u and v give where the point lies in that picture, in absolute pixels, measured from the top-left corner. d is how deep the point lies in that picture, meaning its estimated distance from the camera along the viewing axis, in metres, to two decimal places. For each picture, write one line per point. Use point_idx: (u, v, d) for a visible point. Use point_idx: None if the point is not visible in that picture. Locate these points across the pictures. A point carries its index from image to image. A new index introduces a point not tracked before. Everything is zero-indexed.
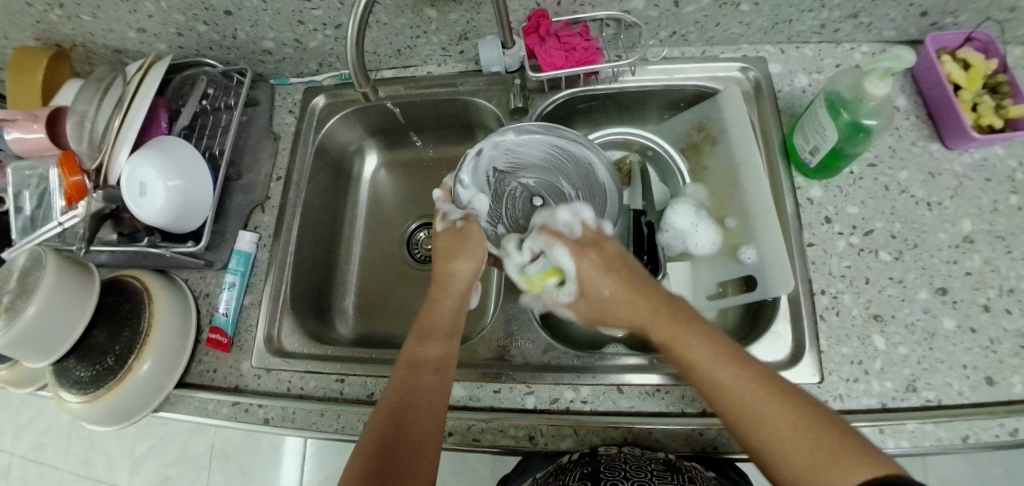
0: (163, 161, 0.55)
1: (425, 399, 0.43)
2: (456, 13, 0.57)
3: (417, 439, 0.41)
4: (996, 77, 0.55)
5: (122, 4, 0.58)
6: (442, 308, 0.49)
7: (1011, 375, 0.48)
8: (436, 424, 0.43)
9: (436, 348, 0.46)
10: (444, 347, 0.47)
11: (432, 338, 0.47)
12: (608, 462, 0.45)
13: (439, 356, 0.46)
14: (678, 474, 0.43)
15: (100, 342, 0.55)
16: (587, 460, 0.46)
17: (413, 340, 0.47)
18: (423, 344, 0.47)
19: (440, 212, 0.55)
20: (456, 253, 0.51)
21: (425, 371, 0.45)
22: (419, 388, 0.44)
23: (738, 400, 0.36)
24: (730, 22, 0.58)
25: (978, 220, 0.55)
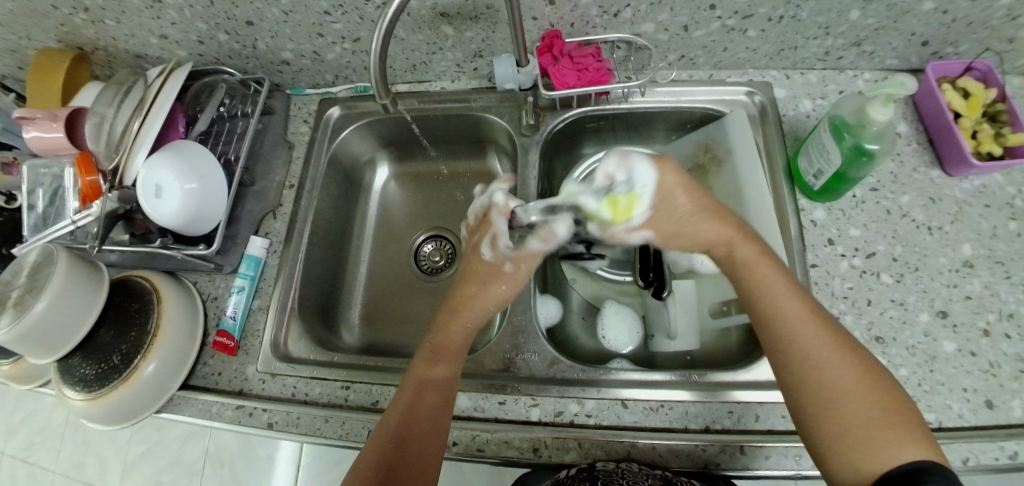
0: (180, 165, 0.56)
1: (431, 416, 0.45)
2: (472, 31, 0.59)
3: (422, 452, 0.43)
4: (995, 105, 0.57)
5: (146, 11, 0.60)
6: (456, 333, 0.50)
7: (1010, 399, 0.49)
8: (440, 439, 0.45)
9: (445, 371, 0.48)
10: (454, 367, 0.49)
11: (441, 361, 0.49)
12: (607, 477, 0.48)
13: (449, 377, 0.48)
14: None
15: (107, 340, 0.56)
16: (584, 477, 0.49)
17: (424, 358, 0.49)
18: (435, 364, 0.48)
19: (490, 232, 0.55)
20: (484, 283, 0.53)
21: (433, 389, 0.46)
22: (428, 407, 0.45)
23: (805, 338, 0.40)
24: (738, 48, 0.60)
25: (978, 245, 0.56)
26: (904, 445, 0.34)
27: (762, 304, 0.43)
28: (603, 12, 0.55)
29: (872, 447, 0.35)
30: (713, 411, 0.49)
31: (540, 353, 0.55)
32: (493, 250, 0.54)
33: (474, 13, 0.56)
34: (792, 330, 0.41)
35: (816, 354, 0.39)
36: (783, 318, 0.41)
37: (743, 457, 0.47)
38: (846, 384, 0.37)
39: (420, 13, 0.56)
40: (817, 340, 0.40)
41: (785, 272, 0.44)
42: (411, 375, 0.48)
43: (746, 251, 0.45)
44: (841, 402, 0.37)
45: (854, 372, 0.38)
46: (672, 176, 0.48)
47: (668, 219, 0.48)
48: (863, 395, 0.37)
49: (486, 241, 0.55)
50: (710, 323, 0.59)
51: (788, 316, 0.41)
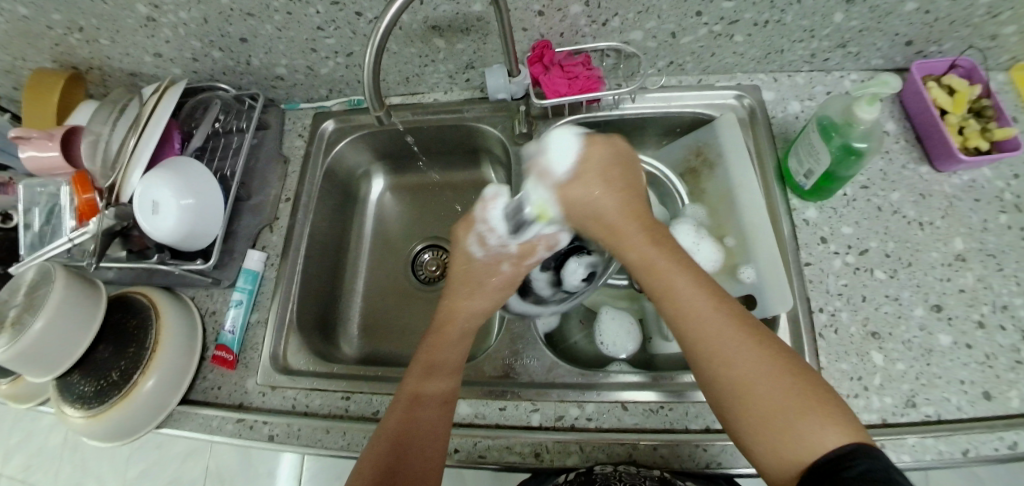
0: (177, 181, 0.57)
1: (427, 430, 0.45)
2: (463, 43, 0.60)
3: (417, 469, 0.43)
4: (980, 101, 0.58)
5: (141, 29, 0.61)
6: (449, 344, 0.50)
7: (1008, 389, 0.49)
8: (439, 452, 0.45)
9: (441, 383, 0.47)
10: (450, 381, 0.48)
11: (436, 373, 0.48)
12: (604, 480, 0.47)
13: (444, 390, 0.47)
14: None
15: (105, 357, 0.56)
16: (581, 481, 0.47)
17: (417, 370, 0.48)
18: (428, 377, 0.48)
19: (475, 234, 0.50)
20: (472, 290, 0.51)
21: (429, 403, 0.46)
22: (425, 420, 0.45)
23: (712, 337, 0.39)
24: (725, 53, 0.61)
25: (969, 239, 0.56)
26: (832, 429, 0.34)
27: (668, 305, 0.42)
28: (592, 21, 0.56)
29: (793, 443, 0.34)
30: (713, 412, 0.49)
31: (538, 358, 0.56)
32: (485, 249, 0.50)
33: (465, 25, 0.57)
34: (696, 326, 0.40)
35: (727, 355, 0.38)
36: (693, 320, 0.40)
37: (748, 456, 0.47)
38: (764, 376, 0.37)
39: (412, 26, 0.57)
40: (722, 336, 0.39)
41: (693, 270, 0.43)
42: (404, 389, 0.47)
43: (642, 244, 0.44)
44: (750, 390, 0.37)
45: (765, 361, 0.37)
46: (597, 154, 0.45)
47: (597, 180, 0.45)
48: (779, 382, 0.36)
49: (474, 237, 0.50)
50: None
51: (693, 313, 0.40)
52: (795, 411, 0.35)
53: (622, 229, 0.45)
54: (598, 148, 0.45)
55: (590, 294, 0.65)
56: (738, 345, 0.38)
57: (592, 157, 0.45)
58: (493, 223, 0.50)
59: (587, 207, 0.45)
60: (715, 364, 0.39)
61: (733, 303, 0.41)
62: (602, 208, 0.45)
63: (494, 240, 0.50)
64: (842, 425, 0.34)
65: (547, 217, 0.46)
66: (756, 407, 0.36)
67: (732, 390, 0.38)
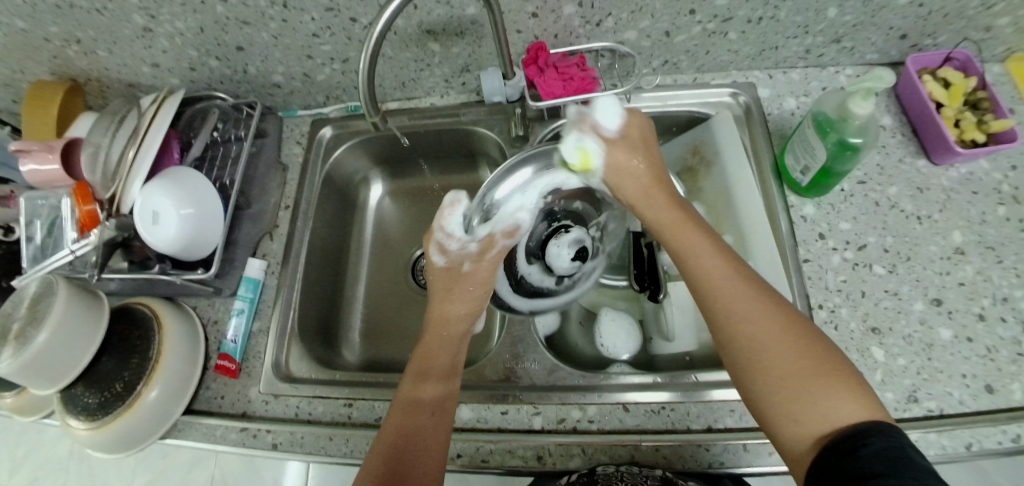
0: (176, 191, 0.57)
1: (426, 433, 0.45)
2: (458, 47, 0.60)
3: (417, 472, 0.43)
4: (977, 93, 0.58)
5: (138, 40, 0.61)
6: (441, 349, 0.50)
7: (1010, 382, 0.49)
8: (439, 456, 0.45)
9: (435, 387, 0.48)
10: (445, 384, 0.49)
11: (430, 378, 0.49)
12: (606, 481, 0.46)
13: (440, 394, 0.48)
14: None
15: (109, 367, 0.56)
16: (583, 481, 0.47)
17: (412, 375, 0.49)
18: (423, 382, 0.48)
19: (436, 243, 0.54)
20: (449, 294, 0.53)
21: (426, 407, 0.47)
22: (424, 424, 0.46)
23: (733, 305, 0.40)
24: (720, 51, 0.61)
25: (968, 232, 0.57)
26: (850, 405, 0.34)
27: (692, 272, 0.44)
28: (585, 22, 0.56)
29: (814, 415, 0.34)
30: (714, 410, 0.50)
31: (539, 361, 0.56)
32: (446, 255, 0.54)
33: (460, 28, 0.57)
34: (719, 291, 0.41)
35: (747, 320, 0.39)
36: (717, 287, 0.42)
37: (749, 455, 0.47)
38: (785, 351, 0.37)
39: (406, 31, 0.57)
40: (744, 303, 0.40)
41: (719, 246, 0.45)
42: (400, 394, 0.48)
43: (673, 216, 0.47)
44: (767, 356, 0.38)
45: (784, 337, 0.38)
46: (636, 126, 0.52)
47: (628, 150, 0.50)
48: (796, 350, 0.37)
49: (434, 247, 0.54)
50: None
51: (717, 282, 0.42)
52: (815, 385, 0.35)
53: (652, 198, 0.49)
54: (638, 120, 0.52)
55: (590, 295, 0.65)
56: (760, 312, 0.40)
57: (632, 124, 0.51)
58: (451, 229, 0.53)
59: (622, 173, 0.50)
60: (738, 335, 0.39)
61: (756, 279, 0.42)
62: (632, 174, 0.50)
63: (454, 244, 0.53)
64: (860, 400, 0.34)
65: (590, 165, 0.50)
66: (778, 378, 0.37)
67: (754, 355, 0.38)
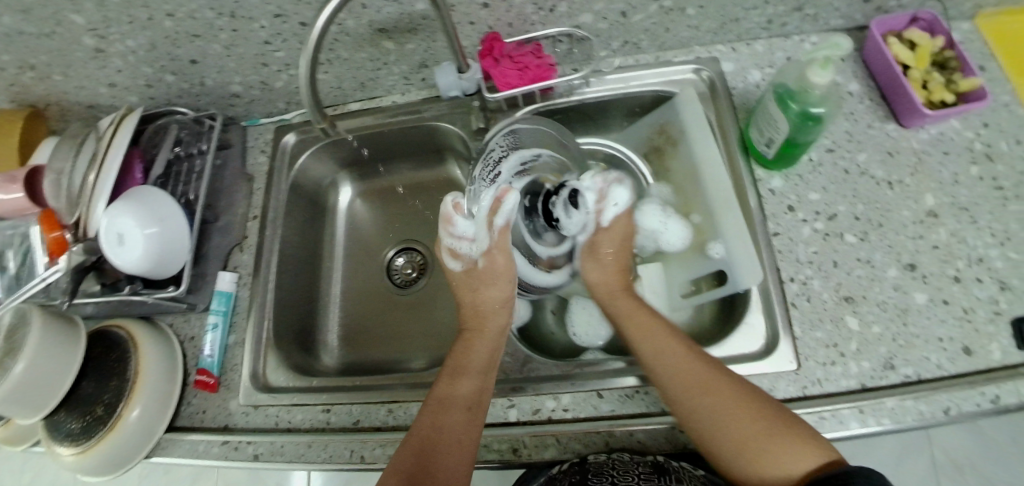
0: (141, 211, 0.57)
1: (457, 431, 0.46)
2: (413, 43, 0.59)
3: (446, 470, 0.43)
4: (944, 53, 0.57)
5: (91, 61, 0.61)
6: (476, 349, 0.53)
7: (989, 343, 0.49)
8: (468, 455, 0.45)
9: (468, 385, 0.49)
10: (477, 383, 0.50)
11: (464, 376, 0.50)
12: (597, 469, 0.46)
13: (472, 393, 0.49)
14: (665, 476, 0.45)
15: (89, 391, 0.56)
16: (576, 469, 0.47)
17: (448, 375, 0.51)
18: (457, 380, 0.50)
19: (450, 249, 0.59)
20: (478, 290, 0.58)
21: (457, 405, 0.47)
22: (454, 421, 0.46)
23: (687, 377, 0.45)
24: (680, 27, 0.60)
25: (940, 194, 0.56)
26: (804, 450, 0.38)
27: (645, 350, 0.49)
28: (538, 9, 0.55)
29: (775, 465, 0.38)
30: None
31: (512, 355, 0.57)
32: (461, 259, 0.59)
33: (412, 24, 0.56)
34: (668, 367, 0.46)
35: (697, 388, 0.44)
36: (666, 360, 0.47)
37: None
38: (736, 409, 0.42)
39: (358, 30, 0.56)
40: (693, 374, 0.45)
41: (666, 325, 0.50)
42: (435, 395, 0.49)
43: (627, 307, 0.54)
44: (722, 420, 0.42)
45: (732, 398, 0.42)
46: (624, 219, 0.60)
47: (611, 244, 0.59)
48: (744, 408, 0.42)
49: (448, 252, 0.60)
50: (682, 303, 0.61)
51: (665, 358, 0.47)
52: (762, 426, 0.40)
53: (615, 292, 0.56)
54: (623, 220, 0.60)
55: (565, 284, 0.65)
56: (707, 378, 0.44)
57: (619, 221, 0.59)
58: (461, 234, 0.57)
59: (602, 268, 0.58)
60: (701, 411, 0.43)
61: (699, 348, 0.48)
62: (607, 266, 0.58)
63: (464, 247, 0.58)
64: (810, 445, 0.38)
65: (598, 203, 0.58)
66: (728, 433, 0.41)
67: (712, 420, 0.42)
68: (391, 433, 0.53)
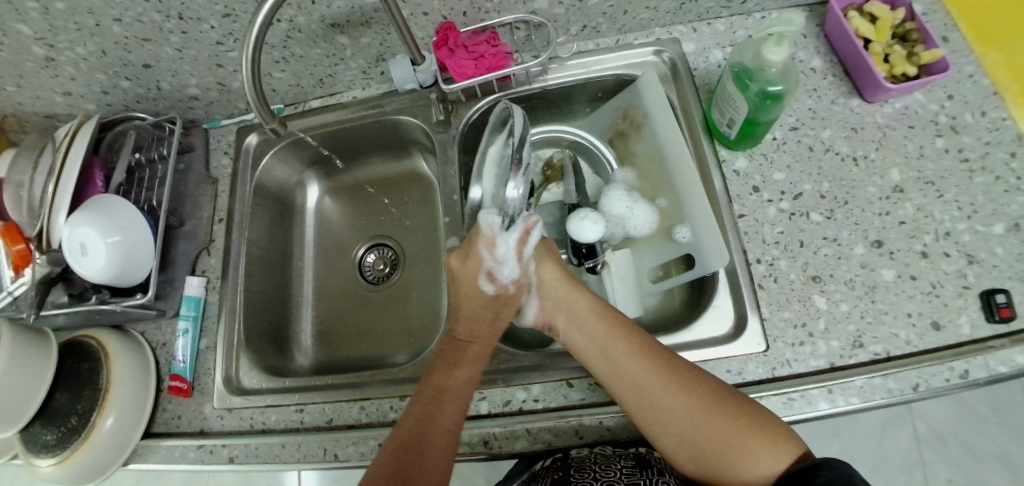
0: (101, 219, 0.56)
1: (446, 423, 0.45)
2: (367, 37, 0.58)
3: (432, 462, 0.43)
4: (904, 25, 0.56)
5: (43, 70, 0.60)
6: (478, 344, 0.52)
7: (957, 317, 0.49)
8: (455, 427, 0.46)
9: (463, 375, 0.49)
10: (471, 374, 0.50)
11: (461, 366, 0.50)
12: (579, 464, 0.47)
13: (465, 383, 0.49)
14: (647, 469, 0.46)
15: (62, 403, 0.56)
16: (558, 466, 0.48)
17: (445, 364, 0.50)
18: (454, 369, 0.49)
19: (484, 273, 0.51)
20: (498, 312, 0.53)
21: (450, 395, 0.47)
22: (446, 411, 0.46)
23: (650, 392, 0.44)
24: (637, 9, 0.59)
25: (906, 169, 0.55)
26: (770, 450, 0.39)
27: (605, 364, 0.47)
28: None
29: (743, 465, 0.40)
30: None
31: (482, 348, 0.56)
32: (495, 283, 0.52)
33: (363, 18, 0.55)
34: (631, 381, 0.45)
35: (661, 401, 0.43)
36: (628, 375, 0.45)
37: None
38: (700, 425, 0.41)
39: (310, 26, 0.55)
40: (653, 388, 0.44)
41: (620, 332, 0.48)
42: (428, 384, 0.49)
43: (581, 315, 0.51)
44: (690, 430, 0.42)
45: (696, 406, 0.42)
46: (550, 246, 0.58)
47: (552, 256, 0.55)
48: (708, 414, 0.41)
49: (483, 276, 0.52)
50: (650, 287, 0.61)
51: (626, 371, 0.45)
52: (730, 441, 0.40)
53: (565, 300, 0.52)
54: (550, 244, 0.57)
55: None
56: (666, 389, 0.43)
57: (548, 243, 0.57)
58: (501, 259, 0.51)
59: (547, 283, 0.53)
60: (671, 422, 0.43)
61: (652, 352, 0.46)
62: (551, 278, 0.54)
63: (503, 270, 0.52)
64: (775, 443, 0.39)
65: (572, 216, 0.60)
66: (697, 448, 0.42)
67: (680, 427, 0.42)
68: (365, 430, 0.53)
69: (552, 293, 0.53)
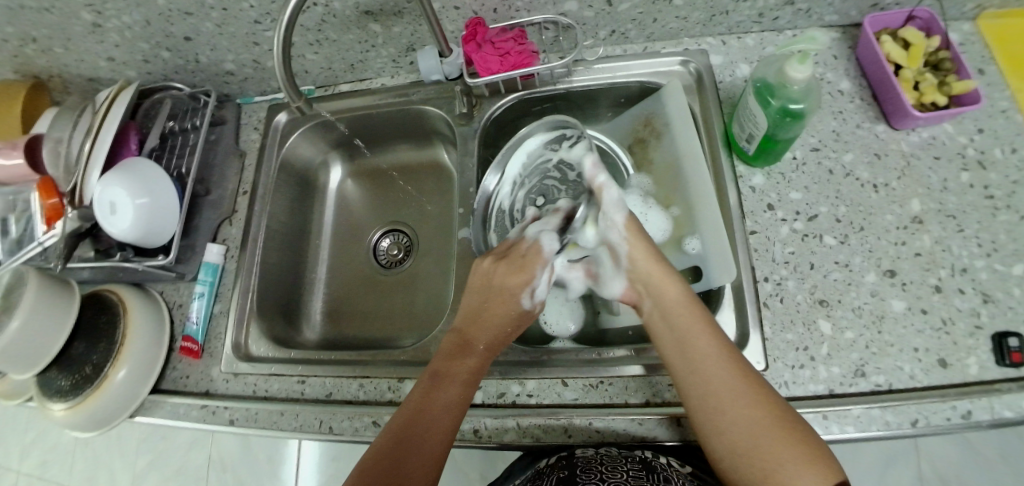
0: (132, 182, 0.59)
1: (444, 410, 0.45)
2: (399, 27, 0.60)
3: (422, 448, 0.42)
4: (939, 53, 0.55)
5: (90, 35, 0.62)
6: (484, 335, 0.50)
7: (966, 356, 0.48)
8: (449, 426, 0.44)
9: (466, 364, 0.48)
10: (474, 365, 0.48)
11: (464, 355, 0.49)
12: (586, 464, 0.46)
13: (472, 373, 0.48)
14: (653, 474, 0.44)
15: (79, 352, 0.59)
16: (564, 464, 0.47)
17: (450, 350, 0.49)
18: (457, 357, 0.49)
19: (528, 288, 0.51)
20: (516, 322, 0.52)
21: (451, 382, 0.47)
22: (444, 399, 0.45)
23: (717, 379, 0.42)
24: (667, 18, 0.59)
25: (927, 200, 0.54)
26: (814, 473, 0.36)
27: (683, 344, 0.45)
28: None
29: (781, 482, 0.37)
30: (653, 385, 0.50)
31: None
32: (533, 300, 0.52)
33: (397, 8, 0.56)
34: (703, 367, 0.43)
35: (725, 394, 0.41)
36: (702, 360, 0.43)
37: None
38: (755, 428, 0.39)
39: (345, 12, 0.57)
40: (724, 378, 0.42)
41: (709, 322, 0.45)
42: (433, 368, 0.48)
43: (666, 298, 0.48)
44: (744, 427, 0.40)
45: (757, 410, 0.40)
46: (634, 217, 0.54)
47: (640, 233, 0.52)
48: (765, 423, 0.39)
49: (528, 293, 0.51)
50: None
51: (701, 356, 0.43)
52: (788, 473, 0.37)
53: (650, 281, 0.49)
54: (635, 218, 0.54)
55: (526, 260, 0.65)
56: (733, 384, 0.41)
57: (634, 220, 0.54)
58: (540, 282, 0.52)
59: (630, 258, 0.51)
60: (730, 415, 0.40)
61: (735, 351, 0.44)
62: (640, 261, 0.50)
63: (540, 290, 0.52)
64: (821, 472, 0.36)
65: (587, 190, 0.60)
66: (742, 452, 0.39)
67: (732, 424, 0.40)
68: (361, 406, 0.54)
69: (643, 277, 0.50)
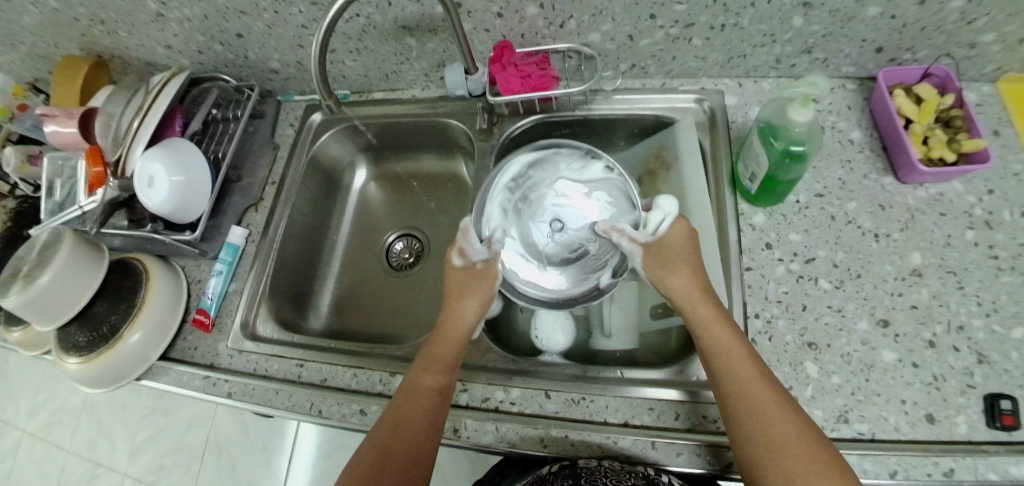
0: (172, 159, 0.63)
1: (421, 417, 0.47)
2: (433, 42, 0.64)
3: (412, 448, 0.46)
4: (951, 111, 0.56)
5: (153, 23, 0.68)
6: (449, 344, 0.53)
7: (955, 414, 0.48)
8: (424, 433, 0.46)
9: (434, 378, 0.50)
10: (444, 377, 0.50)
11: (432, 368, 0.51)
12: (589, 475, 0.47)
13: (439, 384, 0.49)
14: None
15: (100, 311, 0.63)
16: (568, 473, 0.48)
17: (420, 363, 0.52)
18: (424, 371, 0.50)
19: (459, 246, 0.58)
20: (467, 292, 0.57)
21: (423, 394, 0.48)
22: (419, 408, 0.47)
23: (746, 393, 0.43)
24: (687, 56, 0.62)
25: (929, 254, 0.55)
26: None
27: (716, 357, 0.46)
28: (549, 23, 0.59)
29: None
30: (632, 406, 0.51)
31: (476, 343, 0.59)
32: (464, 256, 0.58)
33: (433, 25, 0.60)
34: (733, 380, 0.44)
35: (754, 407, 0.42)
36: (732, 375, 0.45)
37: (680, 457, 0.47)
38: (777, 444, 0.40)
39: (384, 25, 0.61)
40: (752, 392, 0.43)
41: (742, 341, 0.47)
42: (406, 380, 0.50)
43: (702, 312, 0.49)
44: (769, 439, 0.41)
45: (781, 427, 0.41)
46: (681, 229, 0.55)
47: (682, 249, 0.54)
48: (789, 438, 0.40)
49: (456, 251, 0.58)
50: (650, 323, 0.62)
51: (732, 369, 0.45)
52: None
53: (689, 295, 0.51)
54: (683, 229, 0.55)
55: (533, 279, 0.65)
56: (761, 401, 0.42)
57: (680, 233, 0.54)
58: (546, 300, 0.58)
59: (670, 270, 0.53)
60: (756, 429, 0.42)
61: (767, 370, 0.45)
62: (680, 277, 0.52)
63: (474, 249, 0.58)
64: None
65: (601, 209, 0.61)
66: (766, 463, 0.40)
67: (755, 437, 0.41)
68: (352, 394, 0.57)
69: (679, 293, 0.51)
